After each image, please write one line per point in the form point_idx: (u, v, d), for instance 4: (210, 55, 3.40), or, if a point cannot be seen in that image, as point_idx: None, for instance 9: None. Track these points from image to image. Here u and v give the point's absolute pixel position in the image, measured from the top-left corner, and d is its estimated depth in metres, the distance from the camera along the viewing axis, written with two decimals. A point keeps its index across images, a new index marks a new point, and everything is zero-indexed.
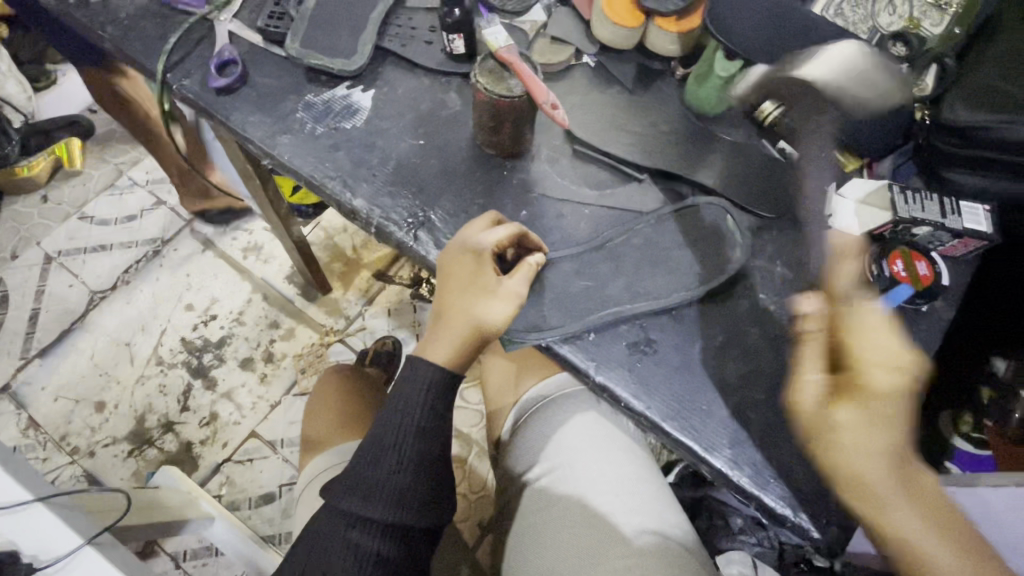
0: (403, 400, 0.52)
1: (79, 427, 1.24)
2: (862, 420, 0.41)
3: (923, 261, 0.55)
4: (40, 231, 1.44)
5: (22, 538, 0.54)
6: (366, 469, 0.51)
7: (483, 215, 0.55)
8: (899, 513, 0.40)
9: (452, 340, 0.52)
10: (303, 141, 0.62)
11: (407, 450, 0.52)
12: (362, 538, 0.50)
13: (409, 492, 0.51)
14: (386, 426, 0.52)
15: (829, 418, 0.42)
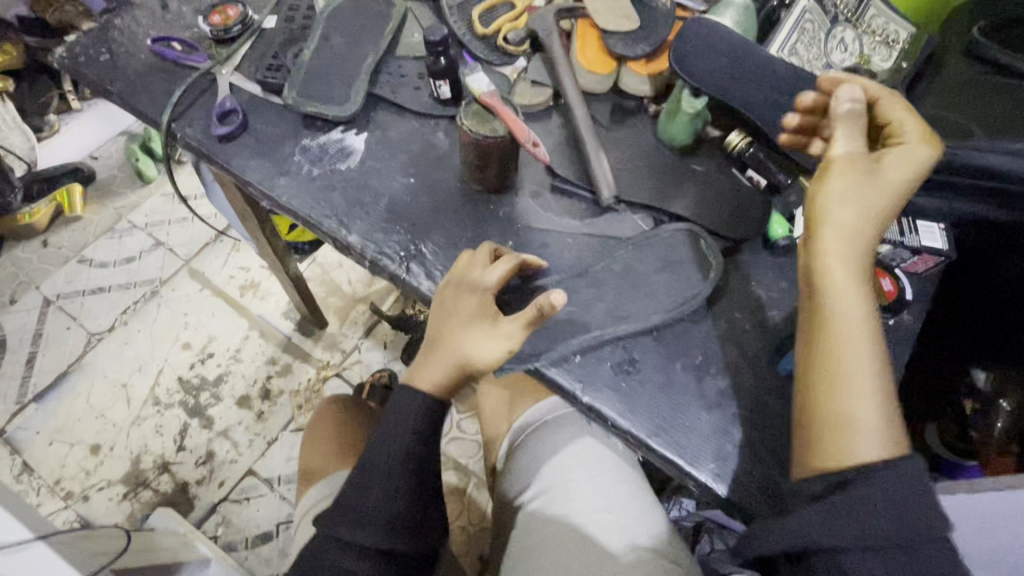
0: (391, 427, 0.55)
1: (74, 471, 1.24)
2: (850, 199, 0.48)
3: (887, 277, 0.59)
4: (40, 275, 1.47)
5: None
6: (359, 495, 0.53)
7: (480, 250, 0.58)
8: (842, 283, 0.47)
9: (442, 368, 0.55)
10: (301, 182, 0.66)
11: (398, 475, 0.53)
12: (354, 566, 0.51)
13: (402, 517, 0.53)
14: (377, 454, 0.54)
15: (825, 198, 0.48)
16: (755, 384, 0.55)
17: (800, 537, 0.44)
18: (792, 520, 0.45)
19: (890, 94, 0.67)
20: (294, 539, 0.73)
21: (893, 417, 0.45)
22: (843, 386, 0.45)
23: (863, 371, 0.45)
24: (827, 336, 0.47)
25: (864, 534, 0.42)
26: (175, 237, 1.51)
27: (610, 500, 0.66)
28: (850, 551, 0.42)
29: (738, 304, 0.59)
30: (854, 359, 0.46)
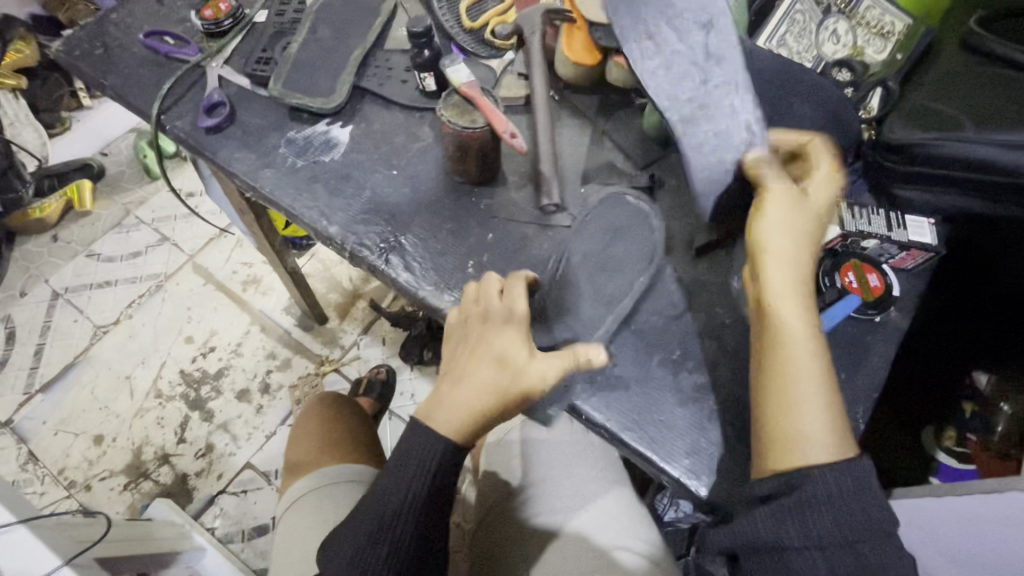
0: (405, 471, 0.53)
1: (77, 461, 1.26)
2: (798, 218, 0.51)
3: (875, 273, 0.57)
4: (49, 269, 1.49)
5: (4, 560, 0.54)
6: (369, 541, 0.52)
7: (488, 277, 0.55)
8: (789, 291, 0.49)
9: (481, 402, 0.52)
10: (285, 174, 0.66)
11: (408, 523, 0.53)
12: None
13: (407, 564, 0.53)
14: (389, 499, 0.53)
15: (773, 212, 0.51)
16: (732, 380, 0.54)
17: (754, 539, 0.46)
18: (742, 521, 0.47)
19: (881, 86, 0.64)
20: (275, 531, 0.73)
21: (840, 426, 0.46)
22: (787, 405, 0.47)
23: (798, 385, 0.47)
24: (781, 373, 0.48)
25: (810, 533, 0.45)
26: (180, 233, 1.53)
27: (590, 499, 0.68)
28: (796, 550, 0.45)
29: (719, 298, 0.58)
30: (809, 394, 0.47)
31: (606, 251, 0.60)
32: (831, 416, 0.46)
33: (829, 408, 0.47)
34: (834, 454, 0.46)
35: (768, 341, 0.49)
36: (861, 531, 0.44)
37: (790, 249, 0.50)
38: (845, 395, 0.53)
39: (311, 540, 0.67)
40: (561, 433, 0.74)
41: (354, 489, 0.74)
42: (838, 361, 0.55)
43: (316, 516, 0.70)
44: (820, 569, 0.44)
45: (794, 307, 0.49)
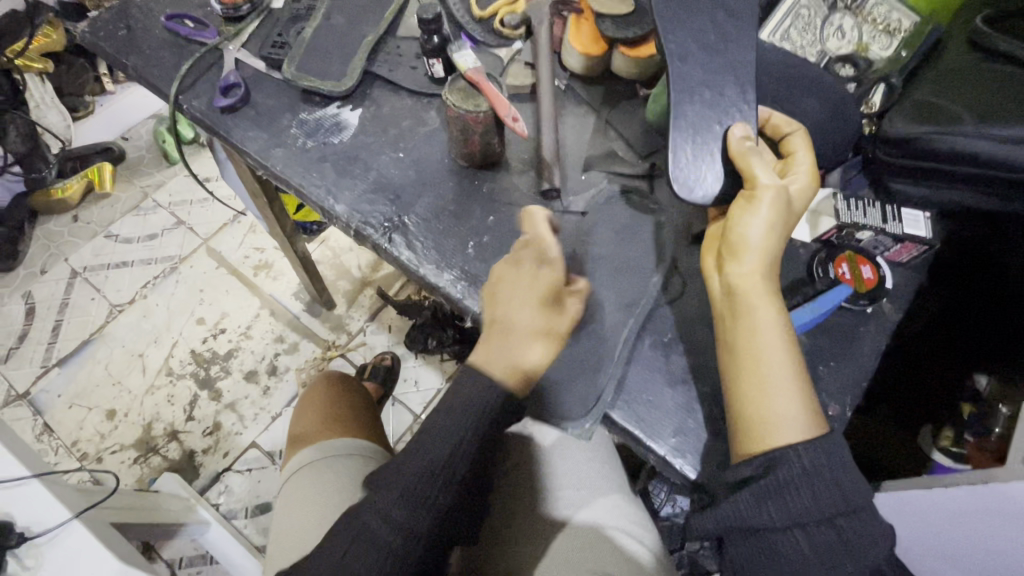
0: (458, 411, 0.51)
1: (90, 434, 1.30)
2: (781, 212, 0.51)
3: (868, 265, 0.58)
4: (69, 248, 1.53)
5: (18, 510, 0.56)
6: (422, 479, 0.50)
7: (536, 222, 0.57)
8: (759, 283, 0.51)
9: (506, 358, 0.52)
10: (295, 154, 0.68)
11: (463, 463, 0.51)
12: (394, 538, 0.50)
13: (457, 506, 0.52)
14: (446, 429, 0.51)
15: (756, 207, 0.51)
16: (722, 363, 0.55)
17: (740, 522, 0.48)
18: (725, 505, 0.48)
19: (885, 82, 0.65)
20: (276, 499, 0.75)
21: (810, 419, 0.48)
22: (755, 395, 0.49)
23: (768, 381, 0.49)
24: (751, 366, 0.49)
25: (793, 514, 0.46)
26: (196, 217, 1.57)
27: (588, 494, 0.68)
28: (780, 531, 0.47)
29: None
30: (776, 389, 0.48)
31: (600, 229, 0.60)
32: (799, 407, 0.48)
33: (796, 402, 0.48)
34: (810, 434, 0.48)
35: (739, 335, 0.50)
36: (842, 507, 0.46)
37: (770, 244, 0.51)
38: (834, 384, 0.54)
39: (312, 506, 0.70)
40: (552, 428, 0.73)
41: (354, 461, 0.76)
42: (828, 350, 0.55)
43: (316, 485, 0.72)
44: (800, 546, 0.46)
45: (765, 301, 0.50)
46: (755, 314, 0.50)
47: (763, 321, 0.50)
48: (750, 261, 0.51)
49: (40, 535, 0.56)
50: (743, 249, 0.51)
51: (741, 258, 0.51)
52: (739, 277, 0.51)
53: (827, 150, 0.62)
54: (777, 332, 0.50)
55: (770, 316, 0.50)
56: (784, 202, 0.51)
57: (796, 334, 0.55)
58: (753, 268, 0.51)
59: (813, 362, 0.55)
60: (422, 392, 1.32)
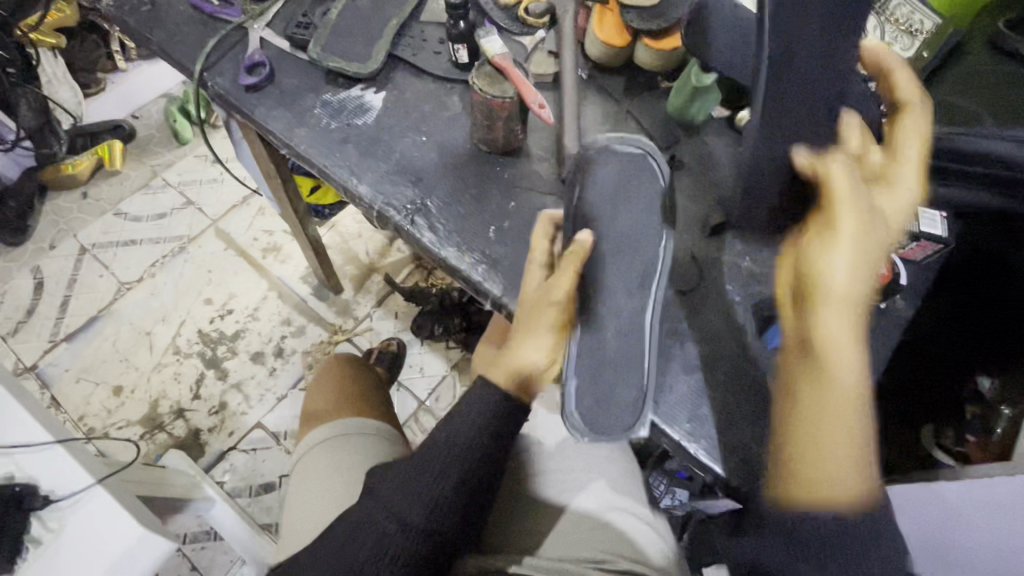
0: (472, 419, 0.56)
1: (97, 409, 1.31)
2: (856, 300, 0.44)
3: (884, 261, 0.58)
4: (78, 224, 1.54)
5: (44, 475, 0.58)
6: (431, 475, 0.54)
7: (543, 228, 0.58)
8: (843, 333, 0.44)
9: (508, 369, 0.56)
10: (318, 134, 0.69)
11: (472, 467, 0.55)
12: (400, 521, 0.53)
13: (467, 498, 0.55)
14: (458, 423, 0.56)
15: (838, 292, 0.44)
16: (737, 353, 0.56)
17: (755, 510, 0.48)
18: None
19: (906, 82, 0.66)
20: (290, 475, 0.77)
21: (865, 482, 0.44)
22: (811, 454, 0.44)
23: (827, 441, 0.44)
24: (810, 421, 0.45)
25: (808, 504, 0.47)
26: (205, 198, 1.57)
27: (597, 480, 0.68)
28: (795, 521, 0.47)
29: (729, 276, 0.60)
30: (832, 453, 0.44)
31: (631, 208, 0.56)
32: (855, 474, 0.44)
33: (853, 467, 0.44)
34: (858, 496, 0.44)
35: (804, 389, 0.45)
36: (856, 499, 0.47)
37: (856, 290, 0.44)
38: None
39: (328, 483, 0.71)
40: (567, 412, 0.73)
41: (368, 440, 0.77)
42: None
43: (332, 463, 0.73)
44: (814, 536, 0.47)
45: (843, 353, 0.44)
46: (828, 371, 0.44)
47: (838, 379, 0.44)
48: (829, 311, 0.44)
49: (64, 499, 0.57)
50: (819, 291, 0.45)
51: (824, 303, 0.44)
52: (816, 324, 0.44)
53: None
54: (849, 393, 0.44)
55: (846, 374, 0.44)
56: (865, 283, 0.44)
57: None
58: (834, 317, 0.44)
59: None
60: (427, 378, 1.34)
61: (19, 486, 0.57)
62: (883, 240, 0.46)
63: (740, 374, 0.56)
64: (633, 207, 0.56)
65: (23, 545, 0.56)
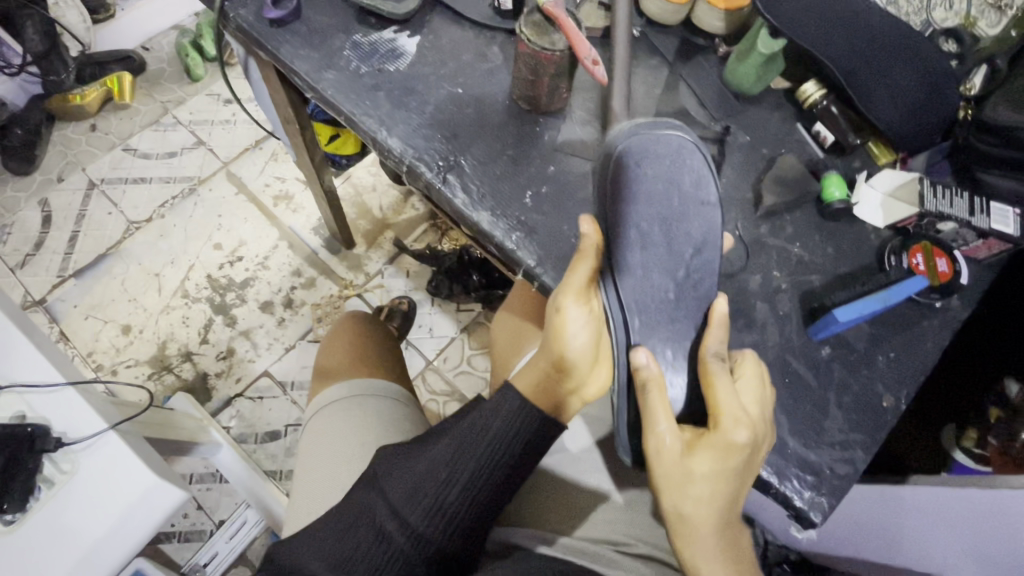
0: (491, 431, 0.52)
1: (105, 347, 1.30)
2: (680, 478, 0.45)
3: (944, 258, 0.55)
4: (87, 157, 1.49)
5: (56, 417, 0.57)
6: (438, 485, 0.51)
7: (588, 229, 0.49)
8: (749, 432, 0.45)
9: (540, 383, 0.53)
10: (347, 78, 0.64)
11: (483, 484, 0.52)
12: (409, 511, 0.51)
13: (484, 498, 0.52)
14: (487, 419, 0.53)
15: (668, 467, 0.45)
16: (780, 343, 0.53)
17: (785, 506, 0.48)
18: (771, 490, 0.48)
19: (988, 63, 0.61)
20: (303, 430, 0.76)
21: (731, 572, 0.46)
22: (684, 541, 0.46)
23: (703, 534, 0.45)
24: (698, 519, 0.45)
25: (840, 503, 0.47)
26: (217, 139, 1.52)
27: (616, 462, 0.67)
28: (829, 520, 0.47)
29: (778, 261, 0.57)
30: (704, 543, 0.45)
31: (672, 181, 0.50)
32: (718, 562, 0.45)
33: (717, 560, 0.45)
34: None
35: (700, 492, 0.44)
36: None
37: (750, 403, 0.47)
38: (890, 374, 0.53)
39: (342, 445, 0.70)
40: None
41: (383, 402, 0.76)
42: (887, 340, 0.54)
43: (347, 423, 0.72)
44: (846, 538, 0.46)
45: (742, 458, 0.45)
46: (732, 467, 0.45)
47: (734, 474, 0.45)
48: (728, 406, 0.45)
49: (76, 442, 0.56)
50: (719, 395, 0.46)
51: (726, 404, 0.45)
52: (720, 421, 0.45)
53: (916, 131, 0.59)
54: (732, 490, 0.45)
55: (739, 470, 0.45)
56: (682, 465, 0.45)
57: (862, 320, 0.53)
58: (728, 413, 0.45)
59: (872, 352, 0.53)
60: (436, 338, 1.32)
61: (31, 426, 0.55)
62: (718, 435, 0.45)
63: (783, 364, 0.53)
64: (679, 177, 0.50)
65: (35, 485, 0.55)
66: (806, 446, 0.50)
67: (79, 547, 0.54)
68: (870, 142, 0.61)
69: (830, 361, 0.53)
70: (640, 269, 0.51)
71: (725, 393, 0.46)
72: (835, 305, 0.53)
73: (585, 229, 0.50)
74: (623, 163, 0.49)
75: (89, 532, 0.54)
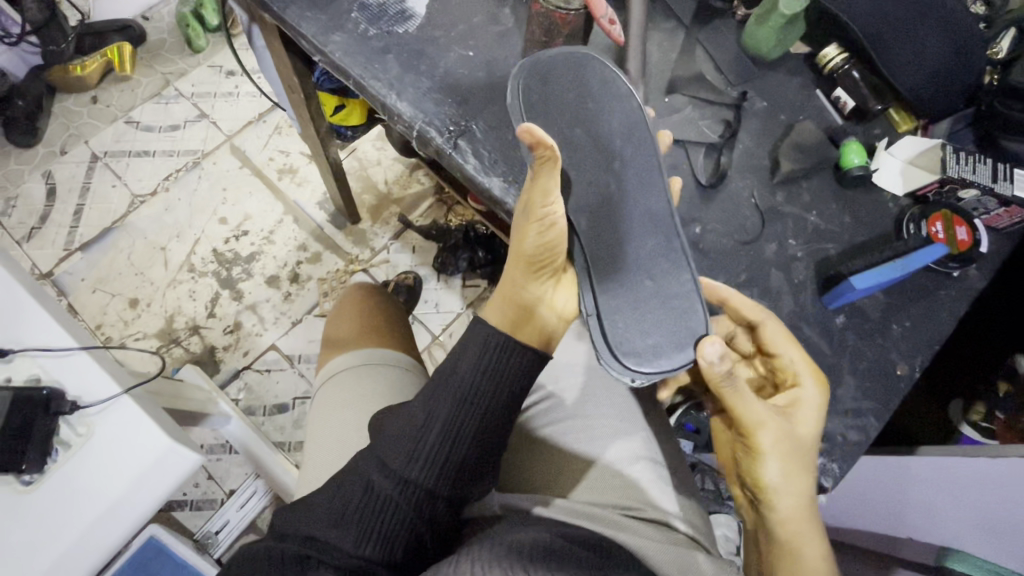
0: (462, 373, 0.52)
1: (114, 320, 1.30)
2: (792, 446, 0.46)
3: (964, 227, 0.55)
4: (89, 130, 1.47)
5: (70, 381, 0.58)
6: (416, 430, 0.52)
7: (538, 137, 0.46)
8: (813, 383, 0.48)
9: (509, 307, 0.52)
10: (355, 41, 0.63)
11: (463, 426, 0.52)
12: (393, 463, 0.52)
13: (466, 443, 0.52)
14: (457, 365, 0.52)
15: (779, 443, 0.45)
16: (795, 311, 0.53)
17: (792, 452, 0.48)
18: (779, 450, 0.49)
19: (1016, 26, 0.60)
20: (314, 399, 0.77)
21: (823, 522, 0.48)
22: (794, 513, 0.46)
23: (807, 500, 0.46)
24: (801, 487, 0.46)
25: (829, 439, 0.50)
26: (220, 112, 1.50)
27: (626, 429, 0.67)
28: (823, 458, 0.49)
29: (794, 229, 0.56)
30: (807, 507, 0.46)
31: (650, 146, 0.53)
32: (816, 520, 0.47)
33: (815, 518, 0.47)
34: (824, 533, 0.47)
35: (804, 458, 0.46)
36: None
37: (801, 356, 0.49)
38: (905, 343, 0.52)
39: (353, 413, 0.70)
40: (586, 361, 0.71)
41: (392, 371, 0.76)
42: (903, 309, 0.53)
43: (357, 391, 0.73)
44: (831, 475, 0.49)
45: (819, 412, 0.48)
46: (817, 421, 0.47)
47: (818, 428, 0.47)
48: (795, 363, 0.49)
49: (91, 406, 0.57)
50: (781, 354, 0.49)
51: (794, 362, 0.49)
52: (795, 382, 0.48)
53: (938, 97, 0.58)
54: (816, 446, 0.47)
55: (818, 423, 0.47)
56: (790, 432, 0.46)
57: (878, 289, 0.53)
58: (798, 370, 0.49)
59: (887, 321, 0.53)
60: (442, 313, 1.32)
61: (46, 389, 0.56)
62: (803, 394, 0.47)
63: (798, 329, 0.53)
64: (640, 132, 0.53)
65: (52, 447, 0.56)
66: None
67: (95, 508, 0.55)
68: (891, 109, 0.59)
69: (844, 330, 0.53)
70: (640, 246, 0.52)
71: (788, 350, 0.49)
72: (851, 274, 0.52)
73: (530, 138, 0.46)
74: (586, 110, 0.53)
75: (104, 493, 0.55)
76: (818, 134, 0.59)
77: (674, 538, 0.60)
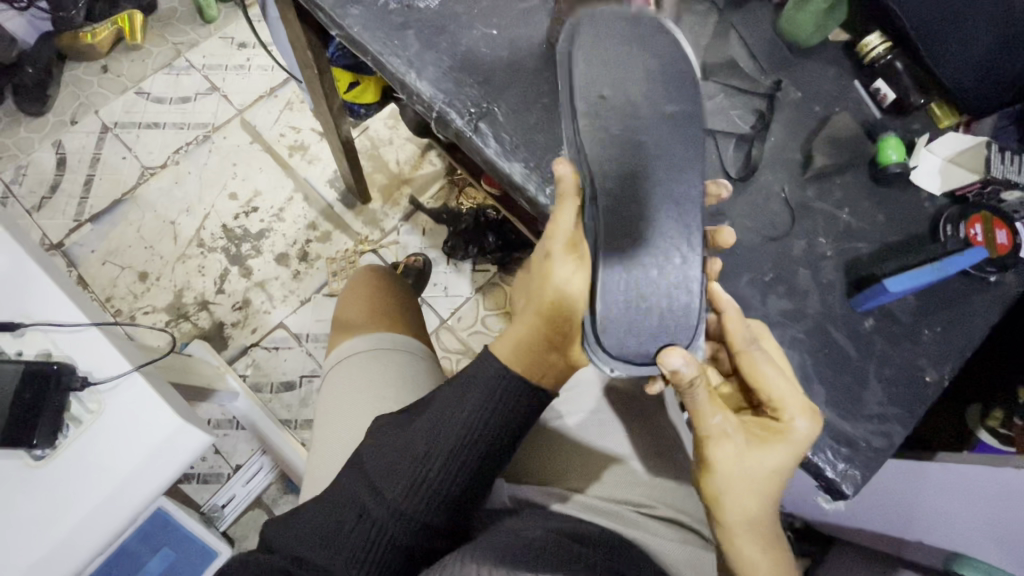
0: (467, 406, 0.51)
1: (124, 292, 1.30)
2: (741, 470, 0.45)
3: (1004, 230, 0.52)
4: (99, 100, 1.45)
5: (80, 356, 0.57)
6: (415, 461, 0.51)
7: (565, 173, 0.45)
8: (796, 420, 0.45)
9: (523, 341, 0.50)
10: (374, 15, 0.60)
11: (459, 462, 0.51)
12: (387, 493, 0.51)
13: (462, 478, 0.51)
14: (459, 399, 0.52)
15: (727, 464, 0.45)
16: (822, 312, 0.51)
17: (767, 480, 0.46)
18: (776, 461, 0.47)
19: None
20: (322, 383, 0.76)
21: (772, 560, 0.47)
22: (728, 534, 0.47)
23: (749, 527, 0.46)
24: (748, 516, 0.46)
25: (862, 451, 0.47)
26: (231, 85, 1.47)
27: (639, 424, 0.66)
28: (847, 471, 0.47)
29: (825, 227, 0.54)
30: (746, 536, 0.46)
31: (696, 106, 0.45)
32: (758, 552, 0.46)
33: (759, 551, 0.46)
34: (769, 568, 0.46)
35: (757, 486, 0.45)
36: None
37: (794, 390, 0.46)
38: (934, 349, 0.51)
39: (362, 399, 0.70)
40: None
41: (403, 357, 0.75)
42: (934, 314, 0.52)
43: (367, 377, 0.72)
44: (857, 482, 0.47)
45: (793, 452, 0.44)
46: (788, 458, 0.45)
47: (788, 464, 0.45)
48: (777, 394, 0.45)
49: (101, 382, 0.56)
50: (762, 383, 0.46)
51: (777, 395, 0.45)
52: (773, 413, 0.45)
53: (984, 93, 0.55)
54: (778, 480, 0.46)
55: (788, 461, 0.45)
56: (740, 457, 0.45)
57: (911, 292, 0.51)
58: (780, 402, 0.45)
59: (917, 326, 0.51)
60: (451, 297, 1.31)
61: (55, 364, 0.56)
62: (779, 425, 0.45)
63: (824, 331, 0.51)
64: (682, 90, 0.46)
65: (64, 422, 0.56)
66: (842, 418, 0.49)
67: (103, 485, 0.55)
68: (933, 104, 0.57)
69: (872, 333, 0.51)
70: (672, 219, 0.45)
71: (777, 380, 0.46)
72: (885, 275, 0.51)
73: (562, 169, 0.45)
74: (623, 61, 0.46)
75: (112, 471, 0.55)
76: (854, 127, 0.56)
77: (684, 538, 0.59)
